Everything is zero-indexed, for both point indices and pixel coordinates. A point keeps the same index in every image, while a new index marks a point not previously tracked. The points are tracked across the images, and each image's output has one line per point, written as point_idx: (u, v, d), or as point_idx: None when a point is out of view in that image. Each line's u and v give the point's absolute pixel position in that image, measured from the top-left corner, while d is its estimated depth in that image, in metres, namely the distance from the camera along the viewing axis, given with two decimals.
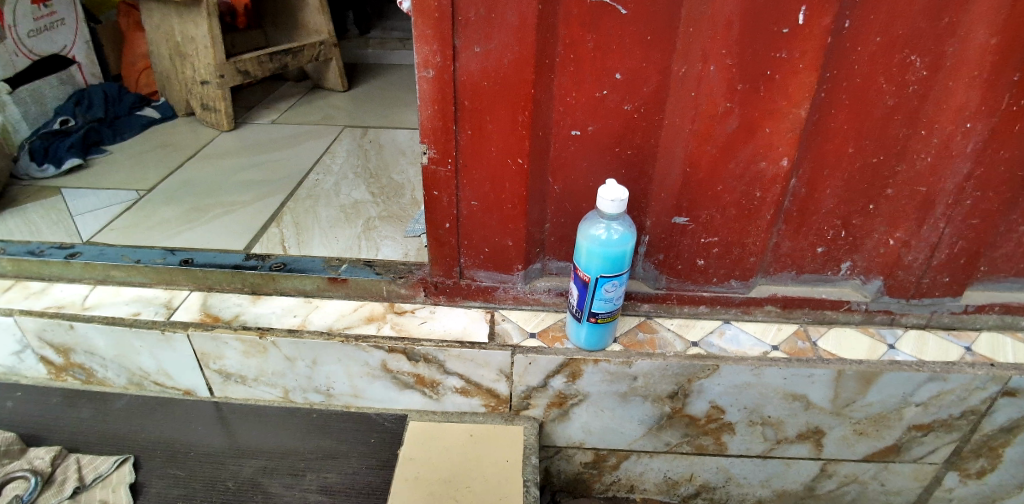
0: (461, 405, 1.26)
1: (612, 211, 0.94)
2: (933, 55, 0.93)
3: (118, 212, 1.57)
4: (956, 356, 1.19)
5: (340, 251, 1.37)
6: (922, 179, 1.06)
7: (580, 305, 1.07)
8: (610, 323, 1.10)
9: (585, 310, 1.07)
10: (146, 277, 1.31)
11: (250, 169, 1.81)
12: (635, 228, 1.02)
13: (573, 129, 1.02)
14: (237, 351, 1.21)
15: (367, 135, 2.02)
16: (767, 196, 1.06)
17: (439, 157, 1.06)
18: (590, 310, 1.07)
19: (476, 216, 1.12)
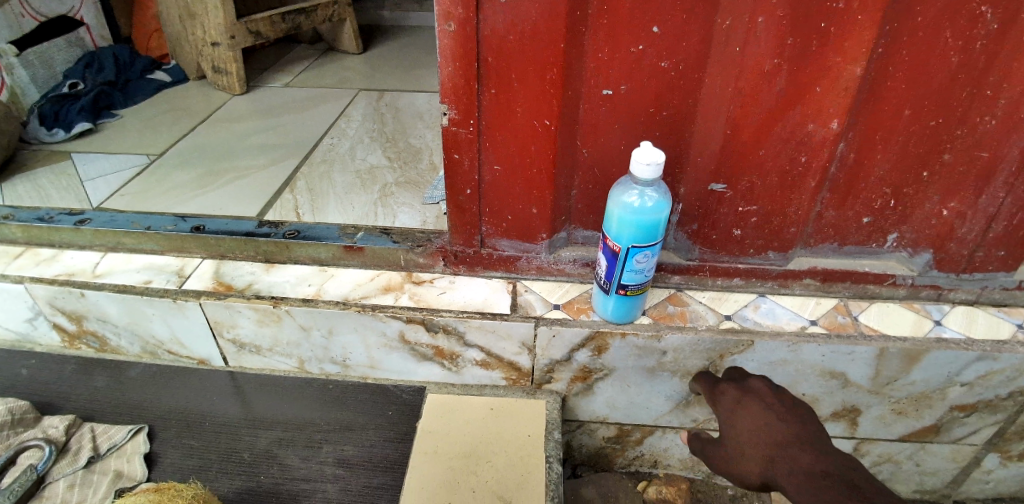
0: (481, 377, 1.22)
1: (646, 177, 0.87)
2: (1009, 6, 0.83)
3: (128, 176, 1.52)
4: (1008, 334, 1.11)
5: (356, 218, 1.31)
6: (985, 145, 0.97)
7: (608, 276, 1.01)
8: (639, 296, 1.04)
9: (614, 282, 1.01)
10: (158, 244, 1.27)
11: (262, 133, 1.75)
12: (670, 194, 0.95)
13: (604, 88, 0.95)
14: (251, 320, 1.17)
15: (383, 99, 1.95)
16: (813, 162, 0.98)
17: (461, 118, 0.99)
18: (619, 282, 1.01)
19: (499, 182, 1.06)
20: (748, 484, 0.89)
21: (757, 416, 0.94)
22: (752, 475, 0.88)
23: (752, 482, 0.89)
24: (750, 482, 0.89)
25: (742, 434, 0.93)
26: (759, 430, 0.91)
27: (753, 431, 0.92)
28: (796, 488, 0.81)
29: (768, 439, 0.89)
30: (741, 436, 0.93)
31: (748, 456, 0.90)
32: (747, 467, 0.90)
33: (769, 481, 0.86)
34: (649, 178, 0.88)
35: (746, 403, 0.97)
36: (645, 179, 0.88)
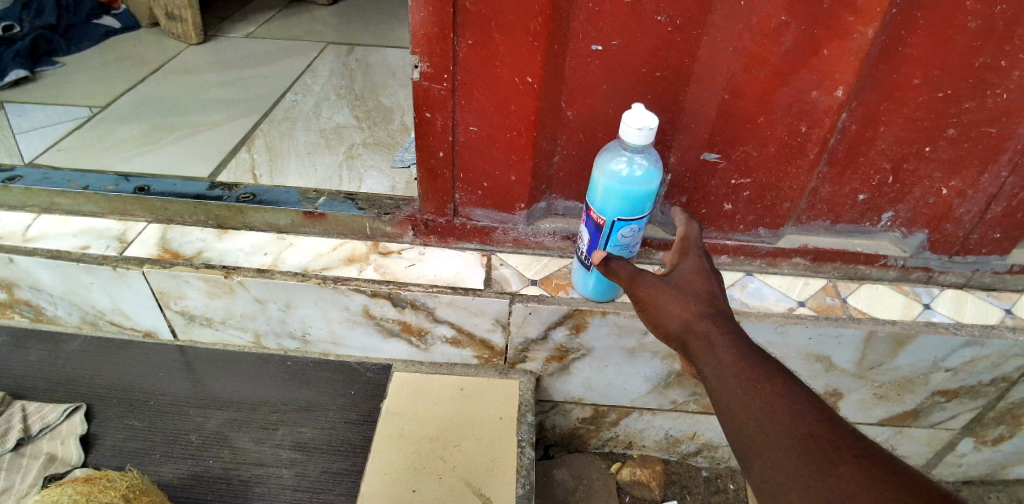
0: (452, 355, 1.15)
1: (637, 143, 0.79)
2: None
3: (67, 130, 1.39)
4: (997, 319, 1.08)
5: (319, 182, 1.21)
6: (994, 120, 0.91)
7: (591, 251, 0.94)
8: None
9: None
10: (97, 206, 1.15)
11: (219, 87, 1.62)
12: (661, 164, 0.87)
13: (595, 43, 0.86)
14: (201, 292, 1.08)
15: (353, 54, 1.82)
16: (815, 133, 0.91)
17: (435, 72, 0.89)
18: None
19: (475, 145, 0.97)
20: (663, 326, 0.76)
21: (711, 284, 0.78)
22: (677, 321, 0.74)
23: (669, 331, 0.75)
24: (664, 328, 0.76)
25: (683, 287, 0.78)
26: (706, 294, 0.76)
27: (698, 290, 0.77)
28: (721, 353, 0.68)
29: (715, 304, 0.75)
30: (684, 289, 0.78)
31: (681, 304, 0.75)
32: (676, 310, 0.75)
33: (689, 337, 0.72)
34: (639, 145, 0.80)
35: (701, 264, 0.82)
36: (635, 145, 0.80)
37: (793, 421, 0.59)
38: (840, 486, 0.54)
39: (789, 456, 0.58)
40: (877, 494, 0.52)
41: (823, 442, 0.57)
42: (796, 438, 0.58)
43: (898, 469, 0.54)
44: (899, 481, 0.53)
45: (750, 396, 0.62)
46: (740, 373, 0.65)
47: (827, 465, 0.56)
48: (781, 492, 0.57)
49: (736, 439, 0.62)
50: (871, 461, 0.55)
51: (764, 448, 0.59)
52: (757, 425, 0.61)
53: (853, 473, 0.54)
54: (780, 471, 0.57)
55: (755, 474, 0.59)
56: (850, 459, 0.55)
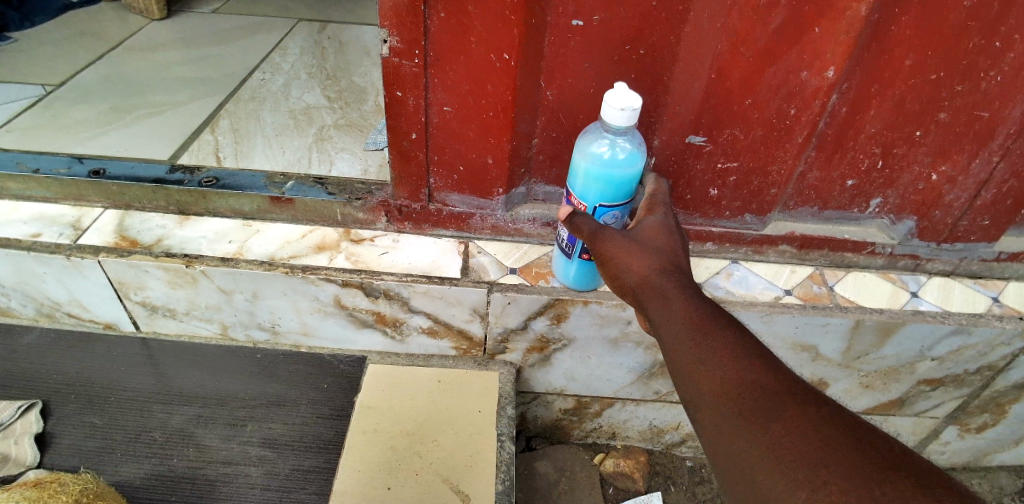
0: (429, 347, 1.10)
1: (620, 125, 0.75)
2: None
3: (19, 109, 1.30)
4: (984, 308, 1.06)
5: (287, 165, 1.15)
6: (986, 103, 0.88)
7: (571, 240, 0.89)
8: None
9: (578, 246, 0.90)
10: (50, 191, 1.08)
11: (183, 65, 1.53)
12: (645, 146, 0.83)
13: (575, 18, 0.81)
14: (162, 282, 1.02)
15: (326, 31, 1.74)
16: (804, 115, 0.88)
17: (405, 48, 0.84)
18: (583, 246, 0.90)
19: (450, 126, 0.92)
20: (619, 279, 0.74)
21: (672, 240, 0.77)
22: (635, 276, 0.72)
23: (624, 285, 0.73)
24: (620, 281, 0.74)
25: (645, 242, 0.75)
26: (667, 248, 0.75)
27: (659, 245, 0.75)
28: (674, 303, 0.67)
29: (675, 260, 0.74)
30: (647, 243, 0.75)
31: (641, 259, 0.73)
32: (634, 262, 0.73)
33: (644, 292, 0.71)
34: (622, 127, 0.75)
35: (665, 221, 0.80)
36: (618, 128, 0.76)
37: (742, 369, 0.60)
38: (785, 429, 0.55)
39: (735, 405, 0.58)
40: (820, 435, 0.54)
41: (770, 389, 0.58)
42: (746, 387, 0.59)
43: (839, 412, 0.56)
44: (838, 422, 0.55)
45: (705, 350, 0.62)
46: (692, 327, 0.64)
47: (774, 410, 0.56)
48: (730, 439, 0.57)
49: (688, 392, 0.62)
50: (814, 404, 0.57)
51: (716, 399, 0.59)
52: (710, 377, 0.60)
53: (798, 417, 0.55)
54: (730, 418, 0.58)
55: (704, 424, 0.60)
56: (795, 405, 0.56)
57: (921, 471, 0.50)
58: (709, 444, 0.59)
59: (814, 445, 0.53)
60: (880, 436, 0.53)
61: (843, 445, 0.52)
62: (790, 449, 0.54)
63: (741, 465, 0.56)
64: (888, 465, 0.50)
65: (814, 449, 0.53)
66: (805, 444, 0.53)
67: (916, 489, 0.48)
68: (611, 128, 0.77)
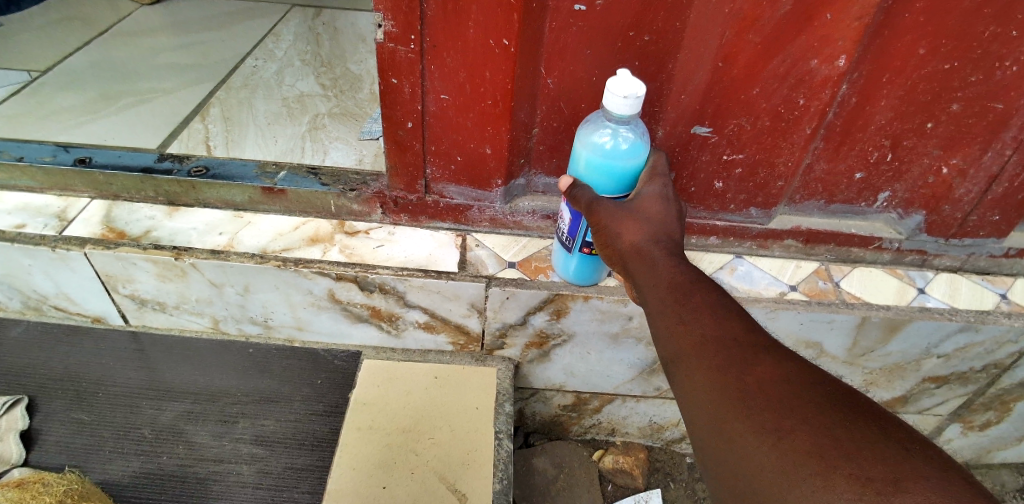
0: (425, 342, 1.08)
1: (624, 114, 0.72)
2: None
3: (4, 96, 1.26)
4: (992, 304, 1.04)
5: (279, 155, 1.12)
6: (1001, 94, 0.85)
7: (572, 233, 0.86)
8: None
9: (579, 240, 0.87)
10: (35, 180, 1.04)
11: (174, 51, 1.49)
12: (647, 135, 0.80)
13: (577, 2, 0.77)
14: (150, 275, 0.99)
15: (321, 17, 1.70)
16: (812, 106, 0.85)
17: (400, 33, 0.81)
18: (583, 240, 0.87)
19: (447, 114, 0.89)
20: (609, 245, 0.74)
21: (667, 210, 0.76)
22: (625, 244, 0.73)
23: (613, 252, 0.74)
24: (610, 247, 0.75)
25: (641, 214, 0.75)
26: (660, 220, 0.75)
27: (653, 218, 0.75)
28: (661, 273, 0.69)
29: (667, 232, 0.74)
30: (642, 214, 0.75)
31: (634, 231, 0.73)
32: (626, 231, 0.73)
33: (633, 260, 0.72)
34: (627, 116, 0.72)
35: (664, 191, 0.78)
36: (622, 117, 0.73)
37: (726, 332, 0.62)
38: (758, 380, 0.58)
39: (713, 361, 0.60)
40: (791, 386, 0.57)
41: (746, 345, 0.61)
42: (724, 345, 0.61)
43: (809, 367, 0.59)
44: (807, 374, 0.58)
45: (688, 312, 0.65)
46: (677, 292, 0.67)
47: (749, 363, 0.59)
48: (706, 391, 0.59)
49: (669, 348, 0.64)
50: (786, 356, 0.60)
51: (695, 355, 0.62)
52: (690, 335, 0.63)
53: (771, 370, 0.58)
54: (707, 372, 0.60)
55: (683, 379, 0.62)
56: (769, 358, 0.59)
57: (877, 415, 0.54)
58: (686, 396, 0.61)
59: (785, 394, 0.56)
60: (844, 386, 0.57)
61: (811, 393, 0.56)
62: (762, 398, 0.56)
63: (716, 416, 0.57)
64: (849, 409, 0.54)
65: (785, 398, 0.56)
66: (775, 394, 0.56)
67: (873, 432, 0.52)
68: (614, 118, 0.74)
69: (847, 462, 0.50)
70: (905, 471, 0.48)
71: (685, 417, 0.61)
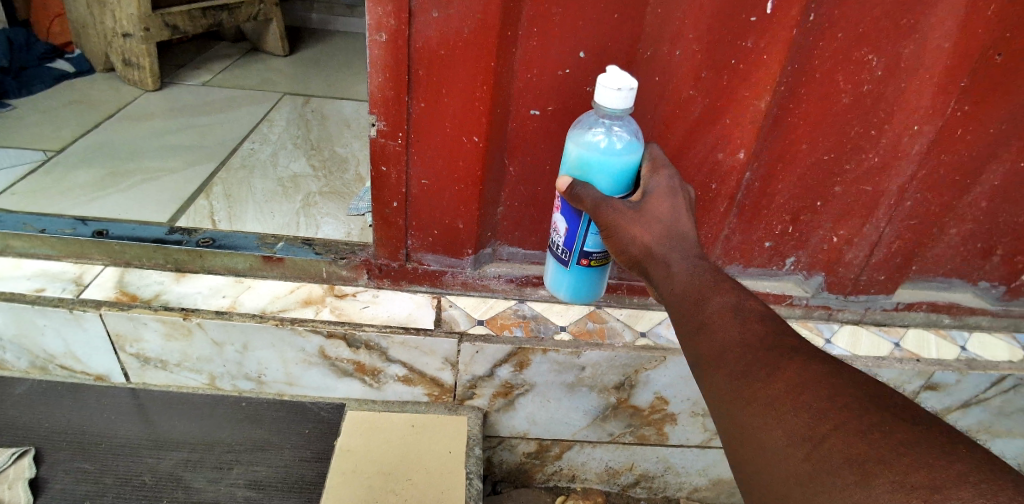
0: (403, 394, 1.21)
1: (614, 105, 0.79)
2: (890, 55, 0.94)
3: (21, 173, 1.40)
4: (887, 351, 1.23)
5: (277, 228, 1.27)
6: (869, 179, 1.08)
7: (569, 244, 0.92)
8: (600, 268, 0.95)
9: (576, 251, 0.91)
10: (53, 249, 1.17)
11: (175, 133, 1.66)
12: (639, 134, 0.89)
13: (532, 108, 0.98)
14: (158, 334, 1.11)
15: (309, 105, 1.91)
16: (723, 188, 1.06)
17: (390, 130, 0.99)
18: (582, 249, 0.91)
19: (426, 195, 1.07)
20: (626, 251, 0.80)
21: (675, 205, 0.83)
22: (639, 247, 0.79)
23: (628, 255, 0.81)
24: (625, 252, 0.81)
25: (650, 212, 0.81)
26: (668, 217, 0.81)
27: (663, 216, 0.81)
28: (679, 277, 0.76)
29: (676, 229, 0.81)
30: (651, 213, 0.81)
31: (643, 230, 0.79)
32: (637, 235, 0.79)
33: (650, 261, 0.79)
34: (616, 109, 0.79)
35: (671, 184, 0.85)
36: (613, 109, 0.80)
37: (749, 335, 0.66)
38: (786, 386, 0.60)
39: (738, 366, 0.64)
40: (820, 390, 0.58)
41: (770, 349, 0.64)
42: (747, 349, 0.65)
43: (839, 368, 0.60)
44: (840, 375, 0.59)
45: (708, 318, 0.70)
46: (694, 293, 0.73)
47: (775, 368, 0.62)
48: (733, 398, 0.63)
49: (696, 355, 0.69)
50: (812, 356, 0.62)
51: (715, 363, 0.66)
52: (710, 340, 0.68)
53: (797, 372, 0.60)
54: (732, 379, 0.64)
55: (710, 384, 0.66)
56: (796, 362, 0.61)
57: (915, 414, 0.54)
58: (714, 403, 0.65)
59: (816, 398, 0.57)
60: (873, 383, 0.58)
61: (842, 395, 0.57)
62: (791, 404, 0.58)
63: (746, 421, 0.61)
64: (888, 411, 0.54)
65: (816, 403, 0.57)
66: (805, 399, 0.58)
67: (911, 431, 0.52)
68: (604, 110, 0.81)
69: (887, 469, 0.50)
70: (951, 475, 0.47)
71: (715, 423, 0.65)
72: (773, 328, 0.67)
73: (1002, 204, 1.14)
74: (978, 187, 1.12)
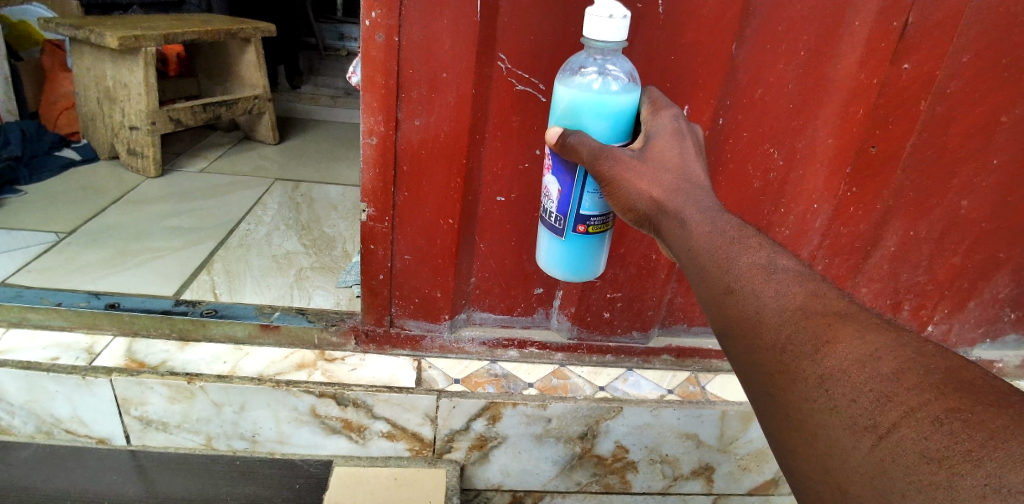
0: (386, 449, 1.32)
1: (606, 35, 0.79)
2: (787, 149, 1.17)
3: (36, 253, 1.53)
4: None
5: (273, 299, 1.42)
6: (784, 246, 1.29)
7: (564, 208, 0.91)
8: (597, 237, 0.95)
9: (571, 214, 0.91)
10: (67, 321, 1.28)
11: (177, 216, 1.82)
12: (632, 82, 0.89)
13: (498, 195, 1.17)
14: (162, 397, 1.22)
15: (299, 189, 2.09)
16: (662, 258, 1.23)
17: (378, 214, 1.17)
18: (577, 214, 0.91)
19: (408, 269, 1.23)
20: (636, 206, 0.79)
21: (681, 146, 0.81)
22: (646, 199, 0.78)
23: (637, 211, 0.80)
24: (632, 208, 0.80)
25: (654, 160, 0.80)
26: (677, 163, 0.80)
27: (669, 162, 0.80)
28: (696, 233, 0.73)
29: (686, 175, 0.79)
30: (655, 161, 0.80)
31: (651, 179, 0.78)
32: (643, 188, 0.78)
33: (661, 216, 0.77)
34: (608, 42, 0.79)
35: (676, 124, 0.84)
36: (605, 41, 0.79)
37: (789, 300, 0.62)
38: (839, 365, 0.56)
39: (780, 335, 0.61)
40: (884, 370, 0.54)
41: (815, 317, 0.60)
42: (785, 315, 0.61)
43: (900, 340, 0.56)
44: (904, 348, 0.55)
45: (735, 279, 0.66)
46: (719, 251, 0.69)
47: (825, 340, 0.58)
48: (775, 376, 0.60)
49: (721, 322, 0.66)
50: (867, 324, 0.58)
51: (746, 328, 0.63)
52: (741, 304, 0.65)
53: (853, 346, 0.56)
54: (773, 352, 0.60)
55: (747, 355, 0.63)
56: (851, 333, 0.57)
57: (1000, 394, 0.49)
58: (753, 376, 0.62)
59: (877, 379, 0.53)
60: (940, 353, 0.54)
61: (909, 374, 0.52)
62: (848, 387, 0.54)
63: (793, 402, 0.58)
64: (969, 392, 0.50)
65: (879, 384, 0.53)
66: (862, 382, 0.54)
67: (998, 417, 0.47)
68: (596, 43, 0.81)
69: (976, 466, 0.46)
70: None
71: (753, 396, 0.63)
72: (813, 289, 0.63)
73: (900, 266, 1.35)
74: (878, 252, 1.32)
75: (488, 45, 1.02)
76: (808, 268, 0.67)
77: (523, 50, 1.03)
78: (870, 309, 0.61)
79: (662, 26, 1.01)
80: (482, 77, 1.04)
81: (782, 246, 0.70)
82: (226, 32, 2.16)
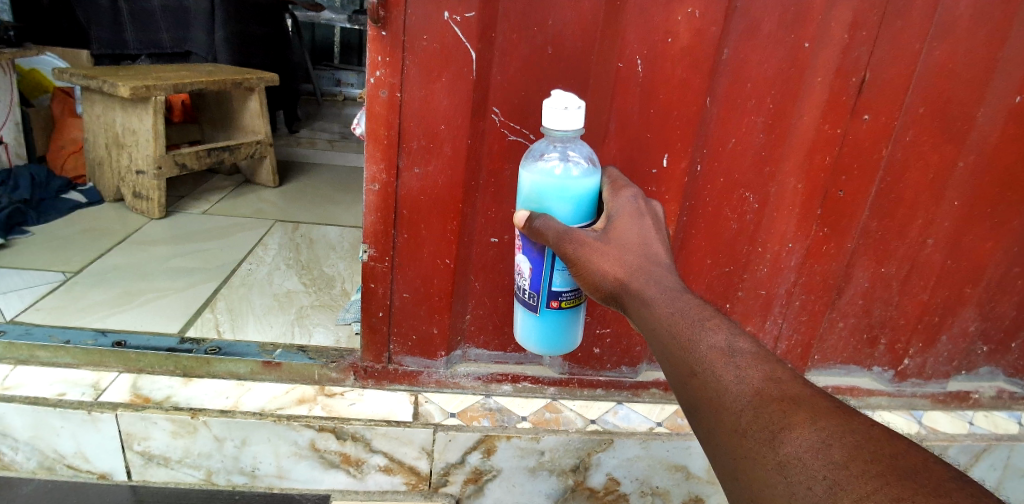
0: (383, 483, 1.35)
1: (564, 125, 0.87)
2: (761, 194, 1.25)
3: (44, 293, 1.59)
4: None
5: (275, 337, 1.47)
6: (762, 284, 1.37)
7: (536, 286, 0.97)
8: (570, 311, 1.01)
9: (544, 292, 0.97)
10: (74, 358, 1.32)
11: (180, 257, 1.88)
12: (593, 165, 0.97)
13: (491, 237, 1.24)
14: (165, 432, 1.25)
15: (298, 231, 2.16)
16: None
17: (378, 255, 1.23)
18: (549, 291, 0.97)
19: (406, 307, 1.29)
20: (600, 285, 0.84)
21: (641, 223, 0.88)
22: (610, 279, 0.82)
23: (603, 289, 0.84)
24: (600, 289, 0.84)
25: (615, 241, 0.85)
26: (636, 239, 0.85)
27: (630, 242, 0.85)
28: (658, 314, 0.76)
29: (645, 253, 0.84)
30: (616, 242, 0.85)
31: (614, 260, 0.83)
32: (608, 268, 0.83)
33: (625, 294, 0.81)
34: (567, 130, 0.88)
35: (637, 205, 0.90)
36: (565, 129, 0.88)
37: (750, 385, 0.65)
38: (796, 452, 0.57)
39: (741, 420, 0.63)
40: (835, 457, 0.55)
41: (771, 401, 0.62)
42: (744, 398, 0.64)
43: (852, 426, 0.57)
44: (855, 433, 0.56)
45: (697, 360, 0.69)
46: (680, 335, 0.72)
47: (782, 427, 0.60)
48: (737, 460, 0.62)
49: (690, 404, 0.69)
50: (821, 411, 0.60)
51: (711, 411, 0.66)
52: (705, 386, 0.68)
53: (807, 434, 0.58)
54: (734, 438, 0.63)
55: (712, 439, 0.65)
56: (806, 420, 0.59)
57: (942, 483, 0.50)
58: (718, 459, 0.64)
59: (828, 467, 0.55)
60: (889, 439, 0.55)
61: (857, 461, 0.54)
62: (804, 473, 0.56)
63: (760, 488, 0.59)
64: (910, 480, 0.50)
65: (831, 472, 0.54)
66: (815, 469, 0.55)
67: None
68: (555, 133, 0.89)
69: None
70: None
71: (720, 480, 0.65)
72: (771, 373, 0.66)
73: (873, 302, 1.42)
74: (851, 289, 1.40)
75: (481, 102, 1.11)
76: (766, 348, 0.70)
77: (514, 107, 1.12)
78: (826, 392, 0.63)
79: (640, 85, 1.11)
80: (477, 131, 1.13)
81: (741, 325, 0.73)
82: (231, 82, 2.26)
